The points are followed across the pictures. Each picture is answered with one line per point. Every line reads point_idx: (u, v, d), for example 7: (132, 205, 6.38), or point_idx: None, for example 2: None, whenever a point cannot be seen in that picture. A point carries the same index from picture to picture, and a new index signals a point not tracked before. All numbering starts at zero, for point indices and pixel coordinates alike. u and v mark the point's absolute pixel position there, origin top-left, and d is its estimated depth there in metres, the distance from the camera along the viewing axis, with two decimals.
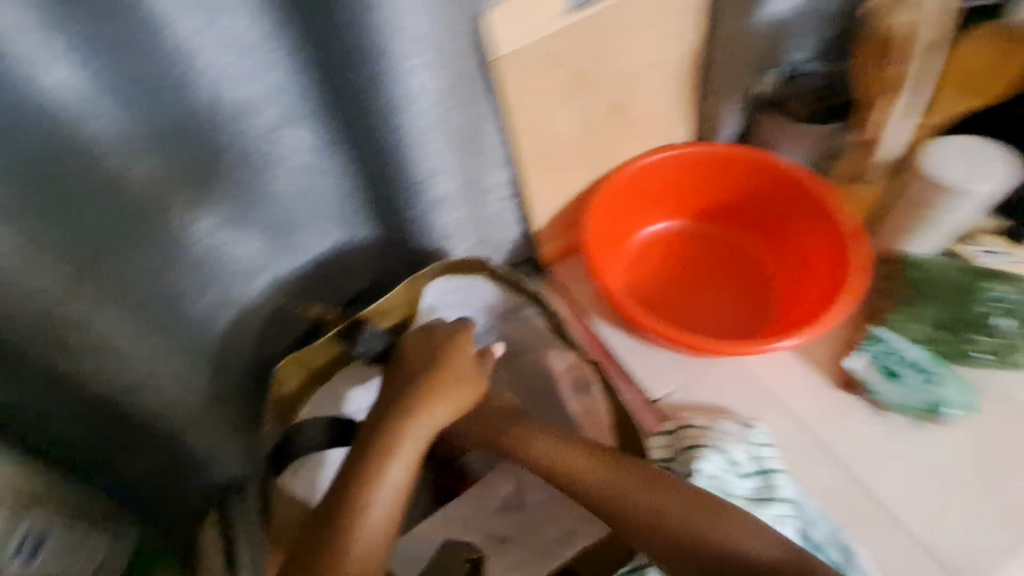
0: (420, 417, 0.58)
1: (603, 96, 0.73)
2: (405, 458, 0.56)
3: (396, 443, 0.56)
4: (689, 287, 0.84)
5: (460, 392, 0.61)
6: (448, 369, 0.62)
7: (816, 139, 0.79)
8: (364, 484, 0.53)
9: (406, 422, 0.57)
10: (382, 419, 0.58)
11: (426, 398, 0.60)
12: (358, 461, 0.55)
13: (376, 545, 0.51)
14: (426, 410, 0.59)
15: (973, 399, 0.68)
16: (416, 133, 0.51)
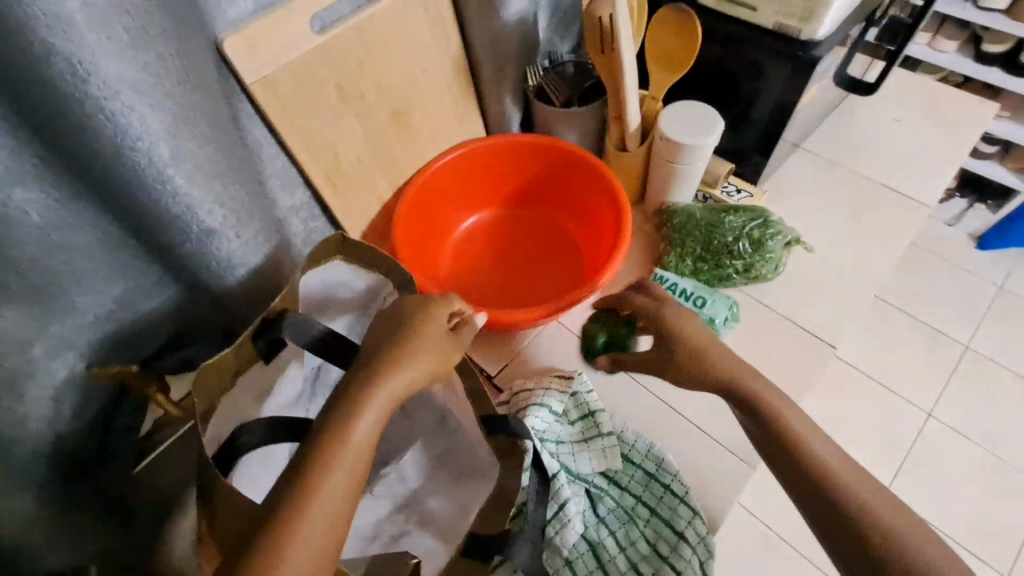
0: (409, 372, 0.57)
1: (377, 108, 0.77)
2: (364, 431, 0.52)
3: (370, 408, 0.53)
4: (505, 267, 0.93)
5: (438, 349, 0.60)
6: (427, 329, 0.61)
7: (584, 119, 0.90)
8: (316, 473, 0.48)
9: (380, 387, 0.54)
10: (339, 399, 0.54)
11: (414, 357, 0.58)
12: (305, 456, 0.50)
13: (330, 533, 0.47)
14: (399, 367, 0.56)
15: (734, 312, 0.82)
16: (158, 172, 0.50)
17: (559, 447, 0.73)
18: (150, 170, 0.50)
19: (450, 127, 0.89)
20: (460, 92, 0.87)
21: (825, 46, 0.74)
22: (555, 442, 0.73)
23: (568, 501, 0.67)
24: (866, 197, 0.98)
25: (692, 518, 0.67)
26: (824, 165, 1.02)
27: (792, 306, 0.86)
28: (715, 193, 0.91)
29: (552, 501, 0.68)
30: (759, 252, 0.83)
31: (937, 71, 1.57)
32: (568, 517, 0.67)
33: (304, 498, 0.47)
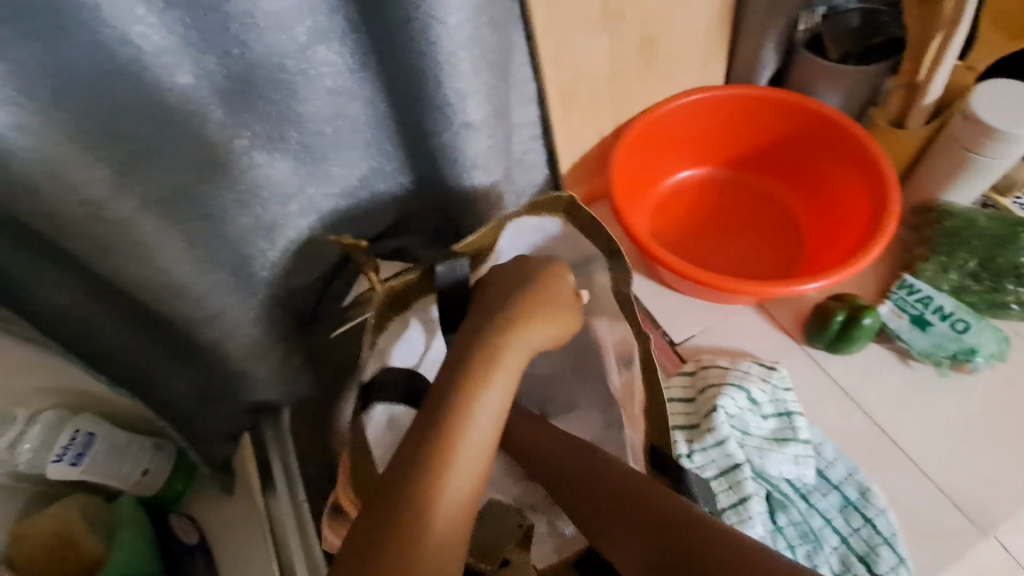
0: (531, 337, 0.55)
1: (633, 30, 0.72)
2: (501, 384, 0.51)
3: (501, 364, 0.51)
4: (713, 235, 0.84)
5: (558, 316, 0.57)
6: (552, 292, 0.58)
7: (857, 81, 0.77)
8: (459, 413, 0.47)
9: (509, 348, 0.53)
10: (473, 350, 0.52)
11: (532, 319, 0.55)
12: (450, 387, 0.50)
13: (480, 469, 0.46)
14: (530, 330, 0.54)
15: (1003, 348, 0.67)
16: (446, 51, 0.50)
17: (748, 438, 0.65)
18: (443, 49, 0.50)
19: (693, 65, 0.80)
20: (719, 27, 0.77)
21: None
22: (744, 432, 0.65)
23: (753, 497, 0.61)
24: None
25: (896, 564, 0.59)
26: None
27: None
28: (1002, 201, 0.75)
29: (733, 494, 0.61)
30: None
31: None
32: (749, 515, 0.60)
33: (455, 437, 0.46)
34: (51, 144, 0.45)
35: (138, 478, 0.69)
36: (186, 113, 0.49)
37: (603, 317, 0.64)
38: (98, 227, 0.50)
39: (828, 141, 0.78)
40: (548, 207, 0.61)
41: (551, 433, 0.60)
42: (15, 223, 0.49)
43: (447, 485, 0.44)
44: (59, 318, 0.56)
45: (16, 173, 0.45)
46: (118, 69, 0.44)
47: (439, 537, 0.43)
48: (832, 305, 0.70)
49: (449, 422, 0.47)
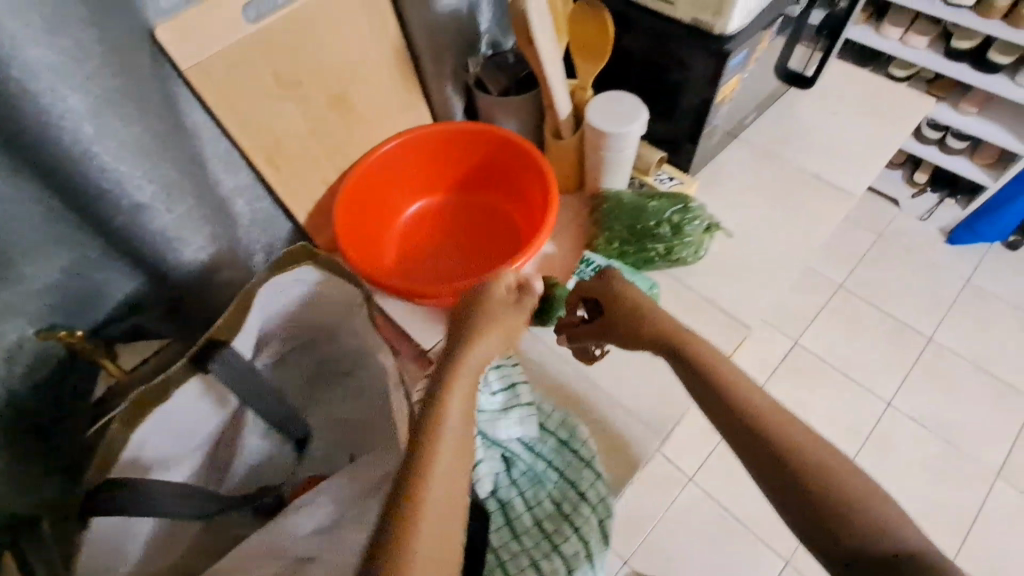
0: (485, 343, 0.60)
1: (316, 94, 0.81)
2: (457, 392, 0.55)
3: (468, 372, 0.57)
4: (447, 251, 0.98)
5: (507, 324, 0.63)
6: (491, 306, 0.63)
7: (522, 108, 0.94)
8: (427, 437, 0.51)
9: (470, 363, 0.57)
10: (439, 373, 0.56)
11: (486, 334, 0.60)
12: (426, 412, 0.53)
13: (455, 475, 0.51)
14: (482, 337, 0.59)
15: (654, 292, 0.87)
16: (85, 147, 0.58)
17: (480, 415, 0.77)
18: (75, 145, 0.57)
19: (392, 114, 0.93)
20: (402, 80, 0.91)
21: (738, 40, 0.78)
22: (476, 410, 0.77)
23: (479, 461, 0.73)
24: (797, 188, 1.03)
25: (594, 480, 0.74)
26: (759, 157, 1.06)
27: (714, 290, 0.90)
28: (648, 179, 0.96)
29: None
30: (679, 236, 0.87)
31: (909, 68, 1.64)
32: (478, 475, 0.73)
33: (427, 452, 0.51)
34: None
35: None
36: None
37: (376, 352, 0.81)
38: None
39: (510, 158, 0.95)
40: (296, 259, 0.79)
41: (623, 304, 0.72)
42: None
43: (431, 480, 0.49)
44: None
45: None
46: None
47: (429, 546, 0.46)
48: None
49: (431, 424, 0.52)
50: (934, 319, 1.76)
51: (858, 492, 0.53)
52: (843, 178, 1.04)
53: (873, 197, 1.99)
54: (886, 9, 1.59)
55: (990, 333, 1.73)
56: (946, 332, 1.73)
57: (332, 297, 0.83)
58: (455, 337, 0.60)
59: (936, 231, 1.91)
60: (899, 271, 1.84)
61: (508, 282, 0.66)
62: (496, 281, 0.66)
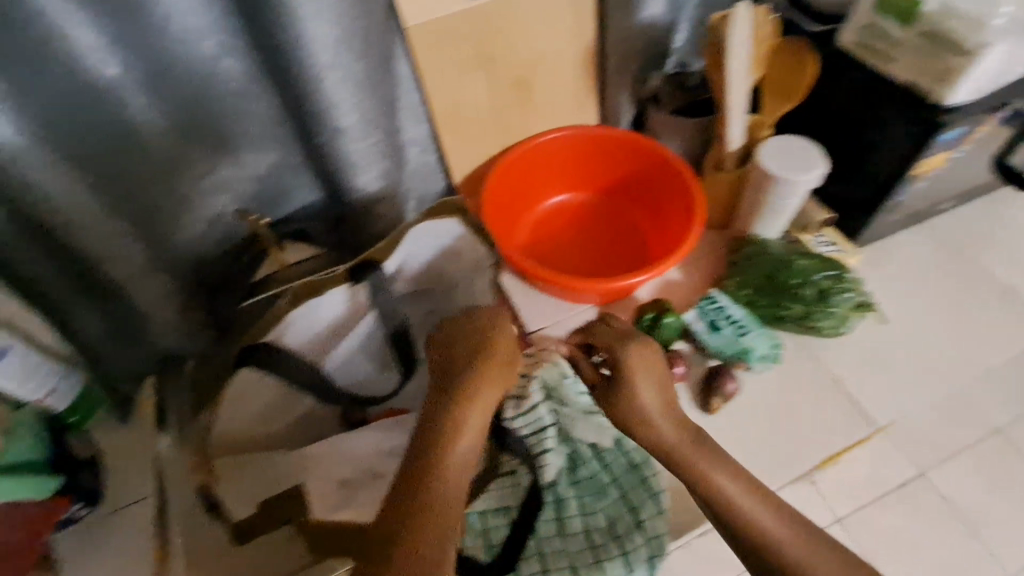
0: (483, 400, 0.67)
1: (505, 73, 0.89)
2: (472, 425, 0.66)
3: (477, 408, 0.66)
4: (576, 250, 1.00)
5: (505, 369, 0.70)
6: (499, 346, 0.70)
7: (691, 130, 0.94)
8: (418, 512, 0.60)
9: (476, 403, 0.66)
10: (425, 431, 0.65)
11: (485, 380, 0.67)
12: (424, 429, 0.65)
13: (449, 531, 0.59)
14: (482, 385, 0.67)
15: (776, 352, 0.82)
16: (318, 72, 0.67)
17: (560, 409, 0.78)
18: (310, 71, 0.67)
19: (564, 108, 0.97)
20: (584, 78, 0.95)
21: (961, 114, 0.70)
22: (558, 403, 0.79)
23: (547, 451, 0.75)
24: (978, 292, 0.90)
25: (657, 513, 0.71)
26: (942, 246, 0.95)
27: (843, 370, 0.83)
28: (803, 236, 0.89)
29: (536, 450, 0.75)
30: (823, 303, 0.81)
31: None
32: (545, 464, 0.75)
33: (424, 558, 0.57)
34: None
35: (42, 396, 0.74)
36: (107, 94, 0.63)
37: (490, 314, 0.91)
38: (33, 175, 0.63)
39: (665, 176, 0.94)
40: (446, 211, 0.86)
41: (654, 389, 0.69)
42: None
43: (425, 547, 0.58)
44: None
45: None
46: (51, 58, 0.57)
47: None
48: (645, 307, 0.86)
49: (447, 433, 0.64)
50: None
51: None
52: None
53: None
54: None
55: None
56: None
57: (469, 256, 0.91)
58: (452, 382, 0.67)
59: None
60: None
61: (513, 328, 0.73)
62: (503, 328, 0.72)
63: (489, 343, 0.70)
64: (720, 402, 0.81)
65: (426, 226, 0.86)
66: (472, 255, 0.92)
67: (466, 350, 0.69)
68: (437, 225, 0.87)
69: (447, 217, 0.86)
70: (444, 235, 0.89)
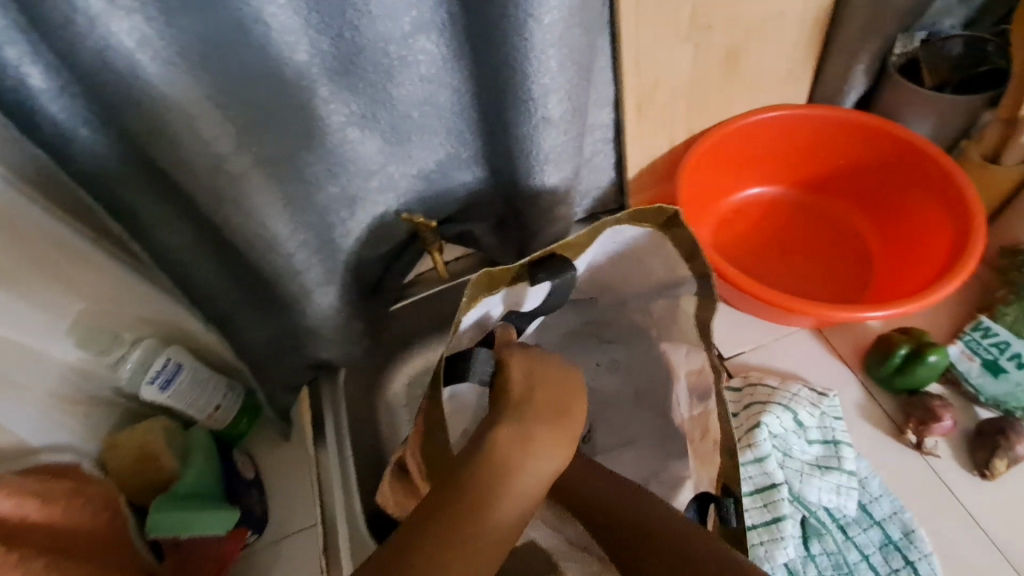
0: (533, 465, 0.49)
1: (716, 43, 0.72)
2: (516, 495, 0.47)
3: (515, 474, 0.47)
4: (778, 256, 0.83)
5: (566, 442, 0.51)
6: (569, 413, 0.52)
7: (948, 111, 0.74)
8: None
9: (521, 471, 0.48)
10: (473, 468, 0.46)
11: (547, 441, 0.50)
12: (465, 484, 0.46)
13: None
14: (536, 446, 0.49)
15: None
16: (539, 47, 0.54)
17: (788, 461, 0.64)
18: (530, 47, 0.53)
19: (773, 84, 0.80)
20: (806, 46, 0.76)
21: None
22: (785, 453, 0.65)
23: (787, 520, 0.60)
24: None
25: None
26: None
27: None
28: None
29: (766, 513, 0.61)
30: None
31: None
32: (783, 534, 0.60)
33: None
34: (184, 87, 0.49)
35: (210, 412, 0.73)
36: (295, 83, 0.53)
37: (679, 346, 0.66)
38: (218, 179, 0.54)
39: (915, 172, 0.75)
40: (650, 219, 0.60)
41: (670, 517, 0.52)
42: (151, 160, 0.52)
43: None
44: (169, 261, 0.60)
45: (158, 116, 0.48)
46: (245, 40, 0.48)
47: None
48: (894, 338, 0.68)
49: (479, 495, 0.45)
50: None
51: None
52: None
53: None
54: None
55: None
56: None
57: (659, 271, 0.64)
58: (496, 421, 0.50)
59: None
60: None
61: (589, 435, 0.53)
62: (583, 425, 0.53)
63: (561, 406, 0.52)
64: (1004, 467, 0.63)
65: (625, 228, 0.61)
66: (662, 271, 0.64)
67: (545, 409, 0.52)
68: (634, 233, 0.61)
69: (649, 227, 0.60)
70: (632, 243, 0.63)
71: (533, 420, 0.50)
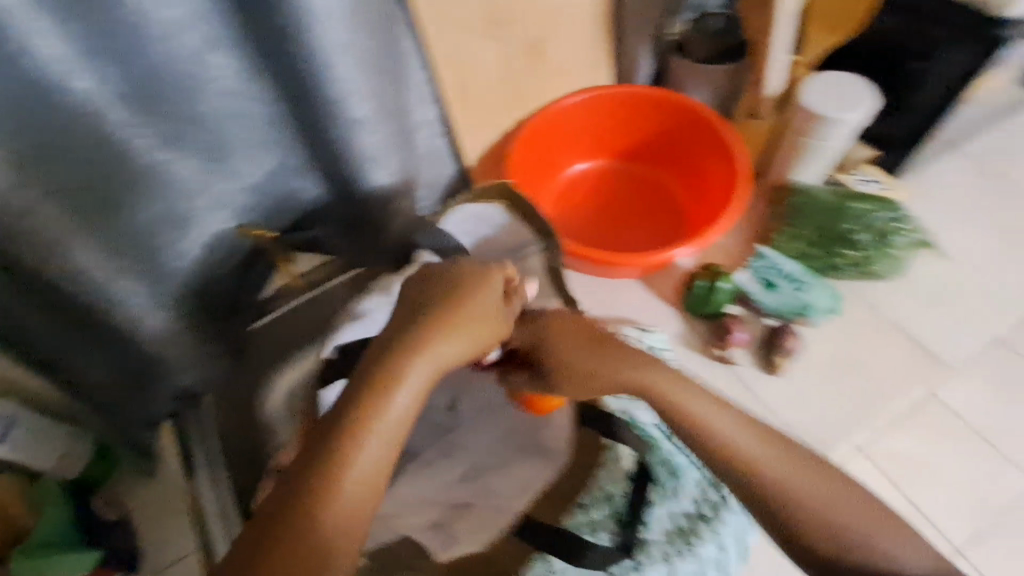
0: (440, 339, 0.52)
1: (517, 35, 0.79)
2: (424, 375, 0.50)
3: (429, 356, 0.51)
4: (606, 221, 0.93)
5: (479, 317, 0.55)
6: (473, 291, 0.56)
7: (717, 78, 0.87)
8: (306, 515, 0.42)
9: (429, 349, 0.51)
10: (387, 356, 0.50)
11: (455, 318, 0.54)
12: (372, 368, 0.49)
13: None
14: (443, 327, 0.52)
15: (835, 305, 0.79)
16: (327, 55, 0.57)
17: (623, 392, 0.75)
18: (320, 56, 0.57)
19: (579, 69, 0.89)
20: (599, 32, 0.86)
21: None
22: (620, 385, 0.75)
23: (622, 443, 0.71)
24: None
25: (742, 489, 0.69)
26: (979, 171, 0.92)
27: (907, 314, 0.79)
28: (841, 177, 0.84)
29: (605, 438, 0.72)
30: (882, 246, 0.77)
31: None
32: (619, 454, 0.71)
33: None
34: None
35: (55, 462, 0.74)
36: (80, 113, 0.53)
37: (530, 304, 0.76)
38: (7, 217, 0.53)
39: (697, 132, 0.88)
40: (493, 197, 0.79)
41: (585, 348, 0.59)
42: None
43: None
44: None
45: None
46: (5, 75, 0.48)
47: None
48: (697, 273, 0.81)
49: (392, 376, 0.49)
50: None
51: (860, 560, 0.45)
52: None
53: None
54: None
55: None
56: None
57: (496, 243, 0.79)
58: (405, 312, 0.54)
59: None
60: None
61: (502, 286, 0.58)
62: (491, 283, 0.57)
63: (463, 287, 0.56)
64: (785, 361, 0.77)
65: (473, 206, 0.78)
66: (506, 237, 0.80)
67: (441, 295, 0.55)
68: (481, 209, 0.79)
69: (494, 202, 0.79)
70: (481, 217, 0.79)
71: (442, 308, 0.54)
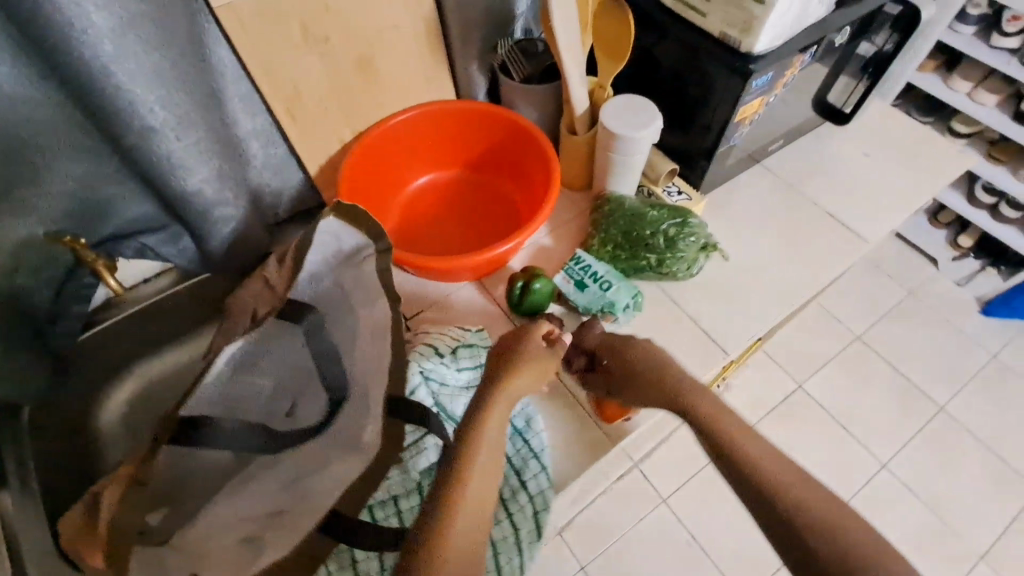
0: (510, 391, 0.69)
1: (341, 52, 0.83)
2: (493, 425, 0.66)
3: (499, 411, 0.67)
4: (449, 227, 1.00)
5: (545, 363, 0.72)
6: (531, 342, 0.73)
7: (541, 99, 0.95)
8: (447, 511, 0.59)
9: (502, 398, 0.68)
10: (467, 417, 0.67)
11: (523, 367, 0.70)
12: (470, 422, 0.66)
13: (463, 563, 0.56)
14: (515, 378, 0.69)
15: (637, 302, 0.86)
16: (108, 69, 0.59)
17: (442, 389, 0.80)
18: (99, 69, 0.59)
19: (414, 86, 0.94)
20: (429, 53, 0.92)
21: (765, 62, 0.76)
22: (440, 383, 0.80)
23: (427, 434, 0.75)
24: (808, 221, 1.00)
25: (539, 471, 0.76)
26: (780, 186, 1.04)
27: (702, 310, 0.89)
28: (655, 188, 0.94)
29: (417, 433, 0.77)
30: (672, 250, 0.85)
31: (975, 124, 1.58)
32: (426, 446, 0.76)
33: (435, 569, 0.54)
34: None
35: None
36: None
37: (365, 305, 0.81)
38: None
39: (524, 145, 0.95)
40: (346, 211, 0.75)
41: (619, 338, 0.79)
42: None
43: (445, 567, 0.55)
44: None
45: None
46: None
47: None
48: (516, 276, 0.87)
49: (471, 427, 0.65)
50: (951, 389, 1.69)
51: (809, 501, 0.60)
52: (863, 222, 1.00)
53: (911, 253, 1.92)
54: (959, 60, 1.53)
55: (1004, 411, 1.66)
56: (963, 404, 1.67)
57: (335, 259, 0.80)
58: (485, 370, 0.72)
59: (972, 300, 1.83)
60: (927, 334, 1.77)
61: (541, 336, 0.75)
62: (529, 334, 0.74)
63: (515, 350, 0.72)
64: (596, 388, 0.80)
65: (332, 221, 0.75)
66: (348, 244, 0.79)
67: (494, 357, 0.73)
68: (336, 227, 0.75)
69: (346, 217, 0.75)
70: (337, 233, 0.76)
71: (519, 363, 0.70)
